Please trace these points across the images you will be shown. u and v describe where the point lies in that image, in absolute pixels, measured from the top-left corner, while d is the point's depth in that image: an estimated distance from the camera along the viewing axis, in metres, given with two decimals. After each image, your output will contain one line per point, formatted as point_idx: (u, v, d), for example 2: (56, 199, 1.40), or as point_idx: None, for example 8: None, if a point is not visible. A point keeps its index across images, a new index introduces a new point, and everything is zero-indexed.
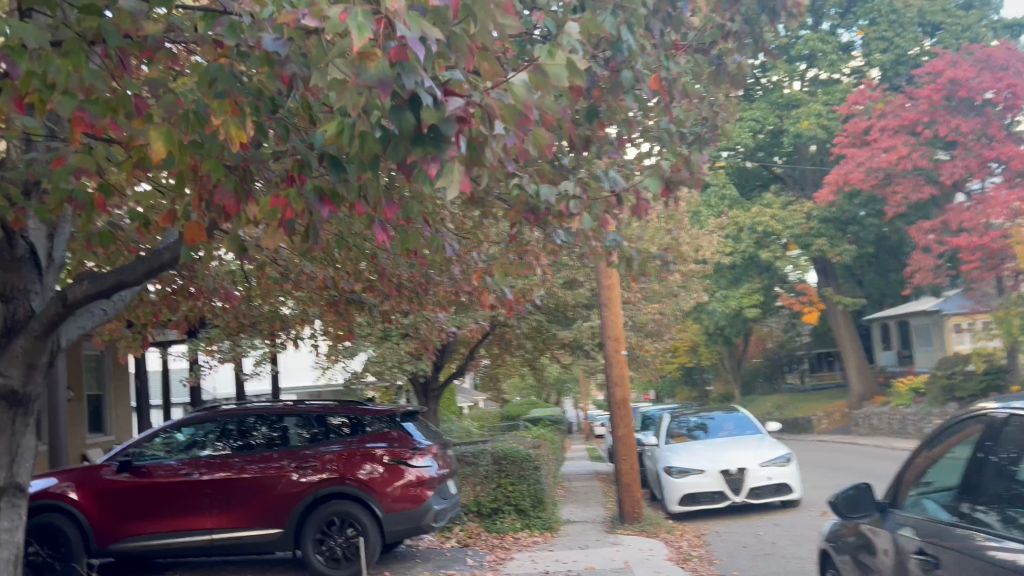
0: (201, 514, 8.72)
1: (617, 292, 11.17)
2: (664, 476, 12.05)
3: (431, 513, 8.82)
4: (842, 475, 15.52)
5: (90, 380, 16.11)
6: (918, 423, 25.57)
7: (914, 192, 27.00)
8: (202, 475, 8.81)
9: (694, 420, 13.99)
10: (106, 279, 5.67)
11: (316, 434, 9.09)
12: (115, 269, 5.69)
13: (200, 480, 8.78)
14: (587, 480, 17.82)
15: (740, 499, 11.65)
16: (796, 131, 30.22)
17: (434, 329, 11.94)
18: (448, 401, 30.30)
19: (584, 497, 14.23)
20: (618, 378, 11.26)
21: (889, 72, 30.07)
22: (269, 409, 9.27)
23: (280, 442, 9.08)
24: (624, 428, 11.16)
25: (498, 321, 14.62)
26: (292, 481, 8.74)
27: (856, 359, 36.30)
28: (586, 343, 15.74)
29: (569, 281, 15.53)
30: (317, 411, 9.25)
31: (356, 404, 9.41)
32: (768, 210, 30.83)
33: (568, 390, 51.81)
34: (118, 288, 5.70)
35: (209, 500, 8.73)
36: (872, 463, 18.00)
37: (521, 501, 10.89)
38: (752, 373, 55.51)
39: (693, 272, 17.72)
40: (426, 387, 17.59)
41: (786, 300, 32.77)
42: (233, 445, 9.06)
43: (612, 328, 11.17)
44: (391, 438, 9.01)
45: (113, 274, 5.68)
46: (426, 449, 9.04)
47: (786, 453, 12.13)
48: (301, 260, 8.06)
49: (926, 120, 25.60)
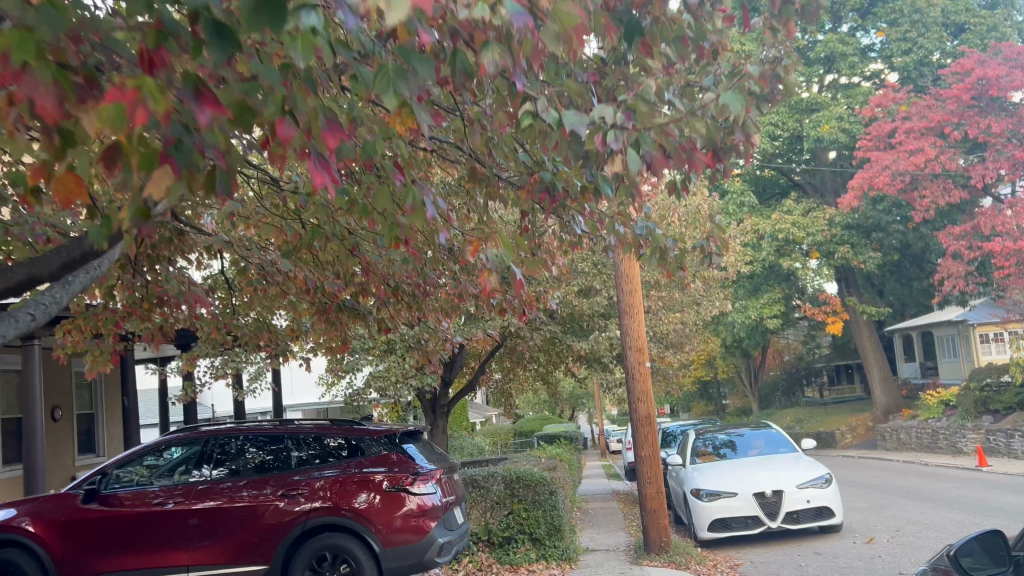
0: (181, 547, 7.78)
1: (639, 299, 10.21)
2: (692, 500, 11.07)
3: (434, 547, 7.81)
4: (883, 495, 14.42)
5: (80, 397, 15.20)
6: (951, 437, 24.40)
7: (943, 196, 25.74)
8: (181, 503, 7.88)
9: (721, 437, 12.99)
10: (15, 273, 4.70)
11: (307, 458, 8.16)
12: (24, 259, 4.69)
13: (180, 509, 7.86)
14: (606, 501, 16.79)
15: (777, 524, 10.63)
16: (817, 135, 29.20)
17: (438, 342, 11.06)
18: (457, 415, 29.39)
19: (604, 522, 13.16)
20: (640, 393, 10.26)
21: (913, 73, 28.89)
22: (259, 430, 8.36)
23: (267, 466, 8.16)
24: (649, 448, 10.14)
25: (508, 332, 13.71)
26: (280, 508, 7.81)
27: (880, 371, 35.13)
28: (604, 355, 14.75)
29: (585, 289, 14.56)
30: (309, 432, 8.34)
31: (353, 424, 8.51)
32: (789, 217, 29.81)
33: (581, 405, 50.81)
34: (30, 281, 4.69)
35: (185, 533, 7.80)
36: (907, 482, 16.92)
37: (536, 530, 9.93)
38: (769, 386, 54.39)
39: (714, 279, 16.70)
40: (434, 404, 16.63)
41: (809, 310, 31.76)
42: (213, 471, 8.14)
43: (635, 339, 10.18)
44: (391, 462, 8.08)
45: (23, 266, 4.69)
46: (428, 474, 8.09)
47: (826, 473, 11.08)
48: (281, 259, 7.18)
49: (955, 120, 24.57)
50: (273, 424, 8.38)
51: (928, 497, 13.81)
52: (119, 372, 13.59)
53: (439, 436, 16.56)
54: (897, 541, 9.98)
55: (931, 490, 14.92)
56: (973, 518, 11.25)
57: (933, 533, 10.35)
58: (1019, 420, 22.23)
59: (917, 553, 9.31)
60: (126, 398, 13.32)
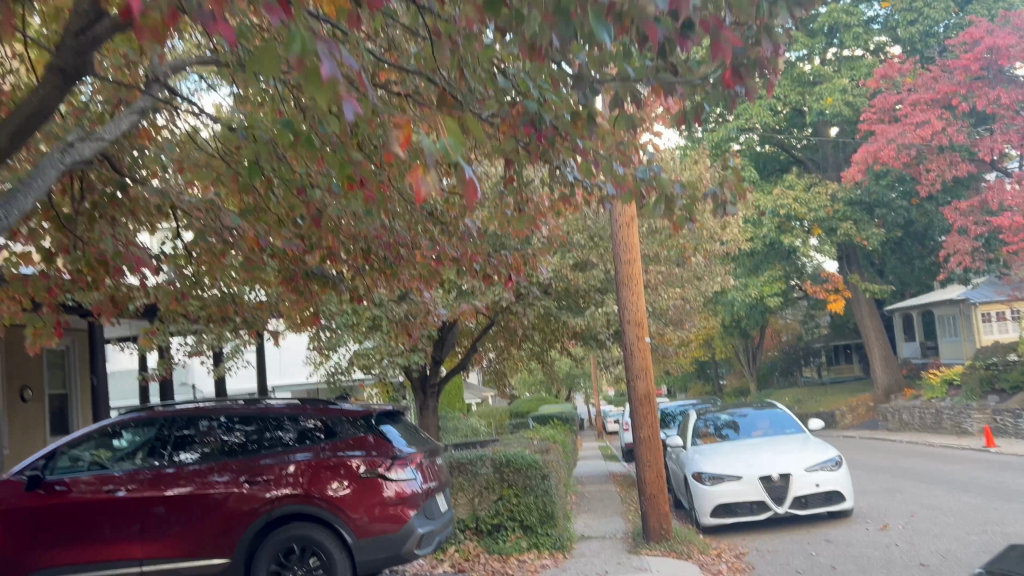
0: (138, 539, 7.12)
1: (638, 270, 9.51)
2: (693, 484, 10.43)
3: (414, 538, 7.12)
4: (893, 477, 13.78)
5: (53, 376, 14.50)
6: (955, 418, 23.81)
7: (949, 169, 24.98)
8: (136, 491, 7.21)
9: (723, 418, 12.36)
10: None
11: (276, 441, 7.47)
12: None
13: (135, 498, 7.18)
14: (603, 483, 16.16)
15: (784, 510, 9.98)
16: (819, 108, 28.27)
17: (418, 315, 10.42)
18: (450, 395, 28.73)
19: (600, 506, 12.52)
20: (640, 371, 9.53)
21: (919, 44, 28.06)
22: (223, 411, 7.68)
23: (231, 450, 7.46)
24: (648, 429, 9.43)
25: (499, 307, 13.00)
26: (244, 495, 7.15)
27: (881, 350, 34.56)
28: (600, 332, 14.03)
29: (580, 263, 13.84)
30: (278, 412, 7.64)
31: (328, 404, 7.80)
32: (791, 193, 29.08)
33: (577, 385, 50.27)
34: None
35: (139, 524, 7.13)
36: (916, 463, 16.28)
37: (527, 517, 9.26)
38: (768, 366, 53.93)
39: (715, 254, 15.91)
40: (423, 383, 15.95)
41: (810, 288, 31.13)
42: (172, 456, 7.44)
43: (634, 313, 9.48)
44: (367, 446, 7.37)
45: None
46: (407, 458, 7.40)
47: (837, 455, 10.42)
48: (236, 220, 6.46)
49: (963, 92, 23.76)
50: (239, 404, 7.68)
51: (939, 479, 13.19)
52: (88, 349, 12.88)
53: (429, 417, 15.89)
54: (913, 528, 9.23)
55: (942, 472, 14.25)
56: (990, 502, 10.51)
57: (950, 519, 9.59)
58: None
59: (937, 541, 8.58)
60: (95, 376, 12.60)
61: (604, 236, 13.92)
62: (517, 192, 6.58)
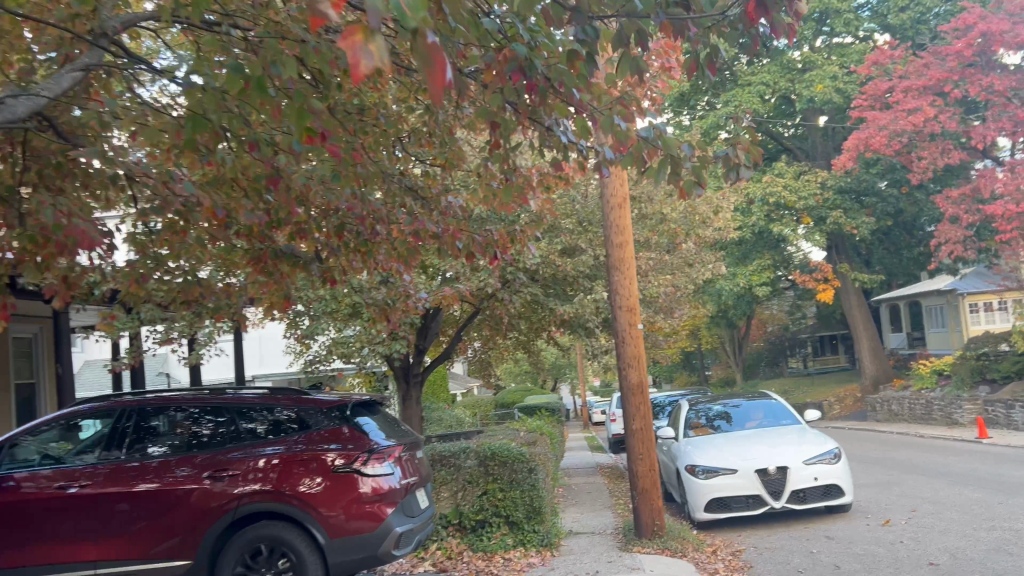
0: (98, 539, 6.66)
1: (630, 253, 9.04)
2: (686, 477, 10.01)
3: (391, 538, 6.63)
4: (890, 470, 13.40)
5: (19, 365, 13.93)
6: (946, 409, 23.52)
7: (942, 156, 24.51)
8: (94, 486, 6.74)
9: (716, 408, 11.93)
10: None
11: (244, 433, 6.97)
12: None
13: (93, 493, 6.71)
14: (590, 475, 15.74)
15: (781, 504, 9.55)
16: (810, 95, 27.80)
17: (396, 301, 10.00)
18: (434, 383, 28.27)
19: (589, 500, 12.07)
20: (632, 358, 9.06)
21: (910, 31, 27.64)
22: (189, 401, 7.17)
23: (196, 443, 6.96)
24: (640, 420, 8.94)
25: (484, 293, 12.51)
26: (208, 491, 6.65)
27: (869, 340, 34.30)
28: (589, 320, 13.55)
29: (568, 248, 13.36)
30: (247, 402, 7.13)
31: (303, 393, 7.30)
32: (781, 180, 28.65)
33: (563, 375, 49.80)
34: None
35: (96, 522, 6.66)
36: (910, 454, 15.93)
37: (512, 513, 8.77)
38: (753, 356, 53.82)
39: (707, 241, 15.43)
40: (406, 372, 15.45)
41: (799, 278, 30.78)
42: (133, 449, 6.94)
43: (626, 299, 9.02)
44: (342, 438, 6.86)
45: None
46: (385, 452, 6.90)
47: (836, 448, 10.01)
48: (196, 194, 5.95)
49: (955, 78, 23.42)
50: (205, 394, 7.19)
51: (936, 471, 12.83)
52: (54, 336, 12.32)
53: (411, 407, 15.41)
54: (916, 524, 8.83)
55: (938, 464, 13.90)
56: (994, 497, 10.11)
57: (955, 514, 9.19)
58: (1018, 390, 21.32)
59: (943, 537, 8.18)
60: (61, 365, 12.04)
61: (593, 221, 13.67)
62: (503, 160, 6.09)
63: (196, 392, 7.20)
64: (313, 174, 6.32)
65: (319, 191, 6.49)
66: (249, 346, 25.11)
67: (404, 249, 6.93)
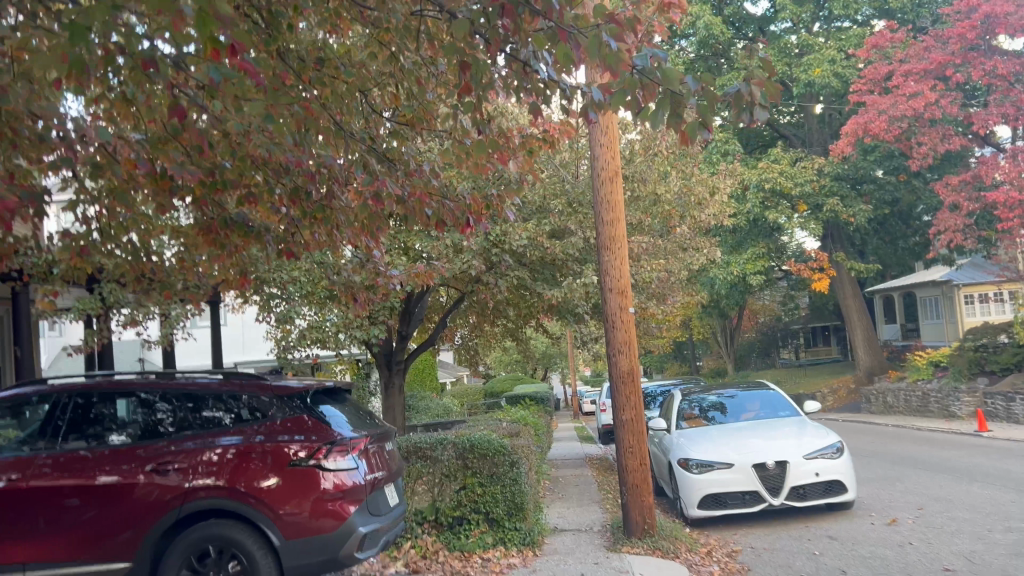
0: (42, 538, 6.05)
1: (622, 232, 8.40)
2: (679, 471, 9.41)
3: (354, 539, 6.01)
4: (892, 464, 12.84)
5: None
6: (944, 401, 23.01)
7: (942, 143, 23.91)
8: (38, 479, 6.09)
9: (710, 399, 11.33)
10: None
11: (195, 422, 6.32)
12: None
13: (36, 486, 6.07)
14: (577, 467, 15.14)
15: (779, 501, 8.96)
16: (807, 80, 27.11)
17: (364, 280, 9.43)
18: (420, 372, 27.66)
19: (576, 494, 11.45)
20: (623, 344, 8.40)
21: (911, 14, 27.02)
22: (139, 386, 6.53)
23: (146, 431, 6.31)
24: (633, 410, 8.29)
25: (467, 276, 11.86)
26: (153, 484, 6.02)
27: (863, 331, 33.77)
28: (579, 305, 12.93)
29: (557, 230, 12.75)
30: (201, 387, 6.49)
31: (263, 378, 6.64)
32: (777, 166, 28.02)
33: (552, 365, 49.16)
34: None
35: (39, 517, 6.03)
36: (909, 448, 15.38)
37: (492, 510, 8.16)
38: (745, 347, 53.37)
39: (703, 225, 14.76)
40: (388, 359, 14.80)
41: (794, 266, 30.18)
42: (79, 437, 6.30)
43: (616, 281, 8.37)
44: (305, 429, 6.22)
45: None
46: (350, 445, 6.26)
47: (838, 442, 9.42)
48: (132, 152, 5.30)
49: (957, 62, 22.86)
50: (156, 378, 6.55)
51: (940, 466, 12.28)
52: (13, 317, 11.59)
53: (394, 396, 14.80)
54: (925, 524, 8.27)
55: (940, 458, 13.33)
56: (1006, 494, 9.55)
57: (966, 513, 8.62)
58: (1019, 382, 20.85)
59: (956, 539, 7.60)
60: (18, 347, 11.35)
61: (584, 202, 12.77)
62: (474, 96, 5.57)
63: (146, 377, 6.57)
64: (256, 125, 5.66)
65: (271, 150, 5.87)
66: (225, 334, 24.51)
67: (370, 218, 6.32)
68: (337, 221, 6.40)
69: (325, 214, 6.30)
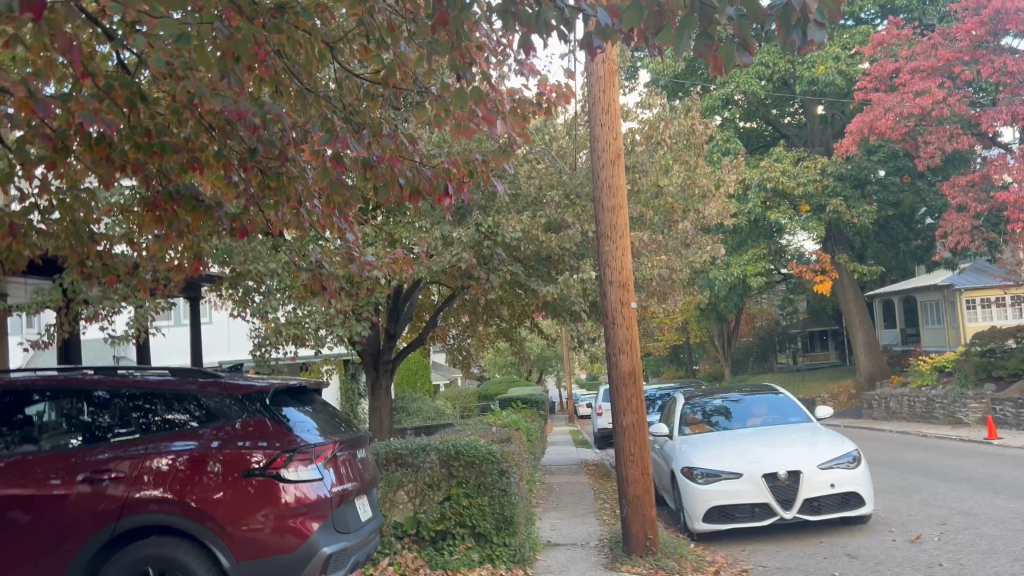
0: None
1: (624, 220, 7.69)
2: (683, 480, 8.70)
3: (318, 560, 5.29)
4: (908, 474, 12.10)
5: None
6: (950, 408, 22.29)
7: (950, 141, 23.14)
8: None
9: (714, 403, 10.63)
10: None
11: (143, 423, 5.60)
12: None
13: None
14: (572, 474, 14.38)
15: (791, 515, 8.24)
16: (812, 77, 26.76)
17: (341, 270, 8.74)
18: (410, 373, 26.88)
19: (572, 504, 10.69)
20: (624, 341, 7.65)
21: (917, 11, 26.41)
22: (89, 383, 5.80)
23: (96, 433, 5.59)
24: (633, 414, 7.55)
25: (455, 269, 11.12)
26: (90, 496, 5.29)
27: (865, 335, 33.04)
28: (575, 302, 12.18)
29: (553, 223, 11.98)
30: (156, 386, 5.75)
31: (226, 376, 5.90)
32: (779, 165, 27.37)
33: (548, 367, 48.35)
34: None
35: None
36: (921, 456, 14.65)
37: (479, 524, 7.44)
38: (743, 351, 52.66)
39: (707, 221, 14.02)
40: (376, 359, 13.95)
41: (797, 268, 29.47)
42: (21, 439, 5.59)
43: (617, 273, 7.65)
44: (266, 434, 5.49)
45: None
46: (315, 453, 5.53)
47: (854, 451, 8.71)
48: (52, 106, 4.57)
49: (965, 59, 22.11)
50: (100, 376, 5.84)
51: (959, 476, 11.56)
52: None
53: (381, 398, 14.02)
54: (953, 543, 7.58)
55: (954, 468, 12.64)
56: None
57: (997, 531, 7.91)
58: None
59: (992, 560, 6.89)
60: None
61: (581, 194, 12.13)
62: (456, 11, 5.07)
63: (89, 374, 5.84)
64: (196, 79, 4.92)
65: (209, 101, 5.29)
66: (208, 333, 23.82)
67: (331, 186, 5.73)
68: (292, 186, 5.90)
69: (280, 183, 5.80)
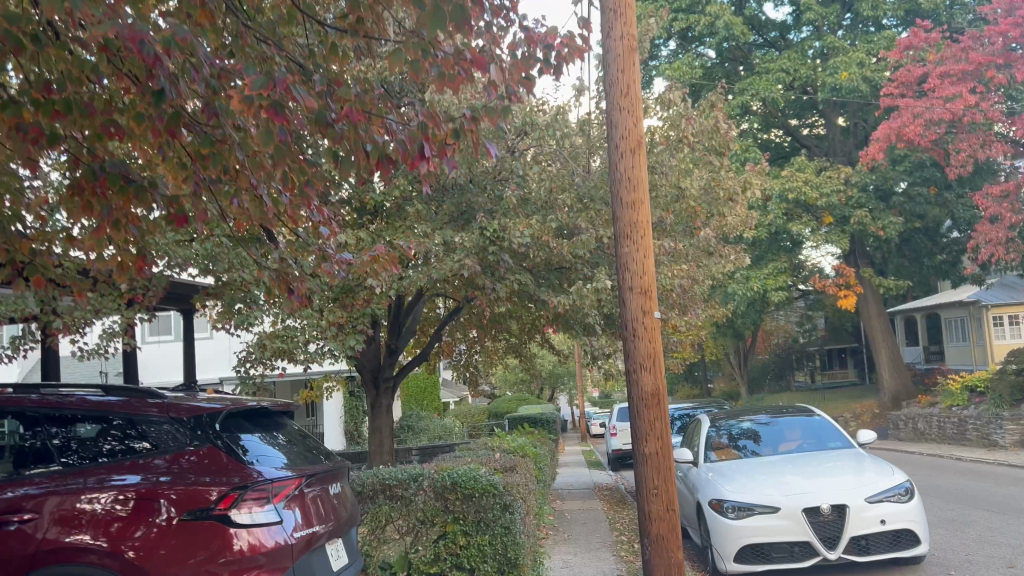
0: None
1: (647, 218, 6.74)
2: (712, 514, 7.69)
3: None
4: (958, 504, 11.00)
5: None
6: (984, 430, 21.10)
7: (983, 148, 22.05)
8: None
9: (742, 425, 9.61)
10: None
11: (80, 455, 4.67)
12: None
13: None
14: (586, 500, 13.35)
15: (836, 556, 7.21)
16: (834, 83, 25.39)
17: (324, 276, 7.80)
18: (416, 391, 25.91)
19: (587, 537, 9.66)
20: (646, 356, 6.63)
21: (944, 17, 25.41)
22: (20, 403, 4.87)
23: (21, 465, 4.67)
24: (657, 440, 6.53)
25: (458, 276, 10.15)
26: (9, 539, 4.38)
27: (888, 353, 31.79)
28: (589, 315, 11.20)
29: (564, 228, 11.00)
30: (99, 408, 4.81)
31: (182, 397, 4.94)
32: (801, 174, 26.29)
33: (560, 385, 46.98)
34: None
35: None
36: (963, 482, 13.56)
37: (478, 567, 6.44)
38: (758, 370, 51.23)
39: (731, 229, 13.04)
40: (375, 376, 12.93)
41: (820, 283, 28.34)
42: None
43: (638, 278, 6.67)
44: (220, 467, 4.53)
45: None
46: (277, 490, 4.58)
47: (907, 483, 7.68)
48: None
49: (999, 63, 21.36)
50: (30, 396, 4.93)
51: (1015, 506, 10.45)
52: None
53: (382, 417, 13.00)
54: None
55: (1005, 496, 11.55)
56: None
57: None
58: None
59: None
60: None
61: (596, 197, 11.16)
62: None
63: (20, 394, 4.94)
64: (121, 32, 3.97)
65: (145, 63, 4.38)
66: (207, 348, 23.02)
67: (279, 146, 5.12)
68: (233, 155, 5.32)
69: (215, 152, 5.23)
